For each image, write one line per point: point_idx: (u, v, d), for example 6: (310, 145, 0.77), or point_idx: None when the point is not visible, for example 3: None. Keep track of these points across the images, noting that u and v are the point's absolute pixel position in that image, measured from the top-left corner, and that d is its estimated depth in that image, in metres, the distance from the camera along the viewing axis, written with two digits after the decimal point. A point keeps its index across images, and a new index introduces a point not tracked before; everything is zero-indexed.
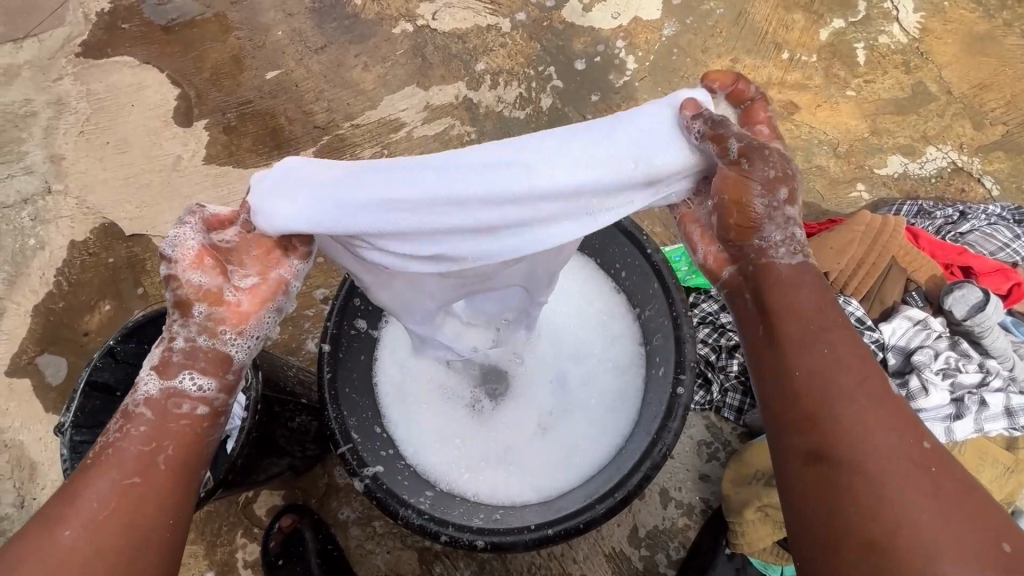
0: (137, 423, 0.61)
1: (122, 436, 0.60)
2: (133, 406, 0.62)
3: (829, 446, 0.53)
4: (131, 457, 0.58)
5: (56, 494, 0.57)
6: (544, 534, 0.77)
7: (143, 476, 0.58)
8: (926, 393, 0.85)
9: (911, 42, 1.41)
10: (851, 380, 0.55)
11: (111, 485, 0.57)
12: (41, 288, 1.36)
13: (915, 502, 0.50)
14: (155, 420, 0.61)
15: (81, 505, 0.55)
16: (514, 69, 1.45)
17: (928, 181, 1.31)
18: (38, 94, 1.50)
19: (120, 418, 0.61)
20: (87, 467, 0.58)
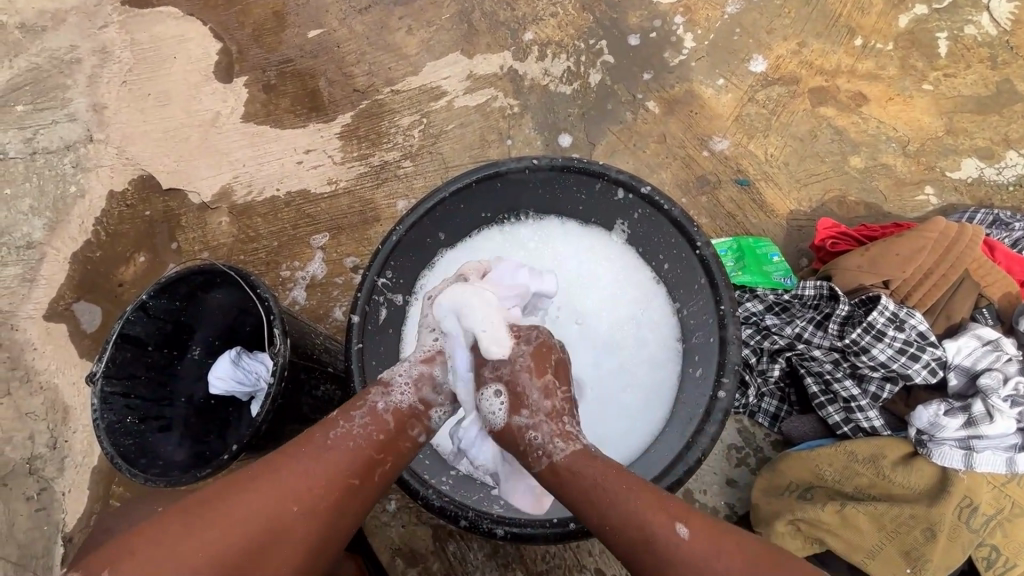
0: (378, 429, 0.70)
1: (365, 436, 0.69)
2: (382, 412, 0.71)
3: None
4: (363, 460, 0.68)
5: (287, 455, 0.67)
6: (566, 528, 0.74)
7: (362, 480, 0.68)
8: (991, 420, 0.79)
9: (1001, 35, 1.28)
10: (629, 537, 0.62)
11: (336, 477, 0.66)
12: (79, 235, 1.37)
13: None
14: (391, 433, 0.71)
15: (303, 486, 0.64)
16: (564, 42, 1.38)
17: (1005, 190, 1.20)
18: (83, 41, 1.50)
19: (366, 415, 0.71)
20: (327, 456, 0.67)
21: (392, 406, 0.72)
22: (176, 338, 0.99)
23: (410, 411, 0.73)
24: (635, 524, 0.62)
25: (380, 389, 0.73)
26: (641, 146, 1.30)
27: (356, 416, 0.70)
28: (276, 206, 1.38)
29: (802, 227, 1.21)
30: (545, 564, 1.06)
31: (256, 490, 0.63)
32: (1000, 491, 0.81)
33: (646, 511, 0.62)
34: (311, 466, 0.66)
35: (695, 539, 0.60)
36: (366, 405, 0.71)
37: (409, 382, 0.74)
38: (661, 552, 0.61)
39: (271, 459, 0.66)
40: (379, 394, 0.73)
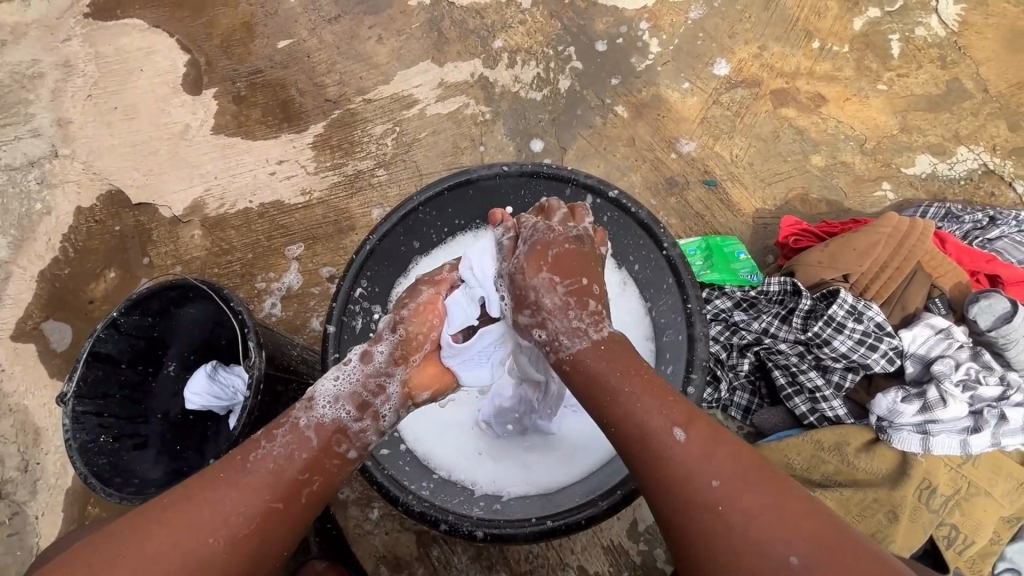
0: (301, 448, 0.68)
1: (287, 456, 0.67)
2: (304, 426, 0.69)
3: (693, 512, 0.57)
4: (286, 482, 0.65)
5: (208, 484, 0.63)
6: (544, 526, 0.76)
7: (286, 504, 0.65)
8: (945, 404, 0.83)
9: (949, 36, 1.34)
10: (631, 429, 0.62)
11: (261, 498, 0.64)
12: (47, 253, 1.35)
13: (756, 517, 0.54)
14: (314, 451, 0.68)
15: (224, 514, 0.61)
16: (533, 48, 1.40)
17: (957, 184, 1.25)
18: (45, 54, 1.48)
19: (288, 432, 0.68)
20: (233, 490, 0.63)
21: (315, 421, 0.70)
22: (150, 354, 0.98)
23: (337, 427, 0.70)
24: (642, 423, 0.62)
25: (304, 404, 0.71)
26: (612, 149, 1.33)
27: (279, 436, 0.68)
28: (249, 217, 1.37)
29: (767, 225, 1.25)
30: (529, 564, 1.07)
31: (170, 522, 0.60)
32: (957, 472, 0.85)
33: (654, 413, 0.62)
34: (230, 495, 0.63)
35: (692, 442, 0.59)
36: (287, 422, 0.69)
37: (330, 400, 0.71)
38: (658, 452, 0.60)
39: (190, 489, 0.63)
40: (304, 409, 0.70)
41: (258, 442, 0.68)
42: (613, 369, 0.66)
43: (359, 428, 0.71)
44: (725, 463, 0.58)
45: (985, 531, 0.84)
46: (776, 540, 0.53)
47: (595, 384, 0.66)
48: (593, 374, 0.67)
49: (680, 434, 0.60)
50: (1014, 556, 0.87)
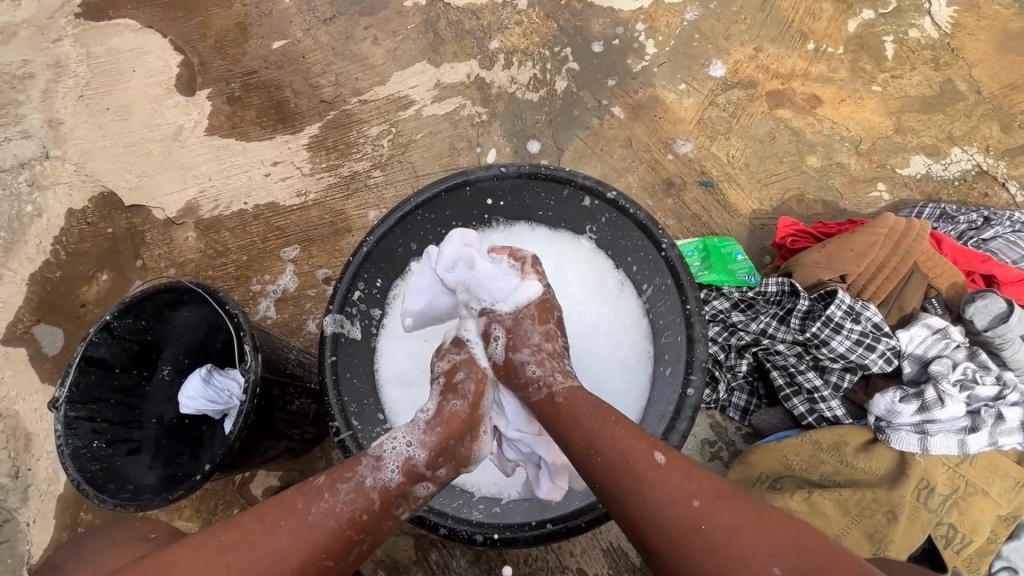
0: (361, 509, 0.68)
1: (347, 515, 0.66)
2: (370, 486, 0.69)
3: (674, 532, 0.59)
4: (342, 540, 0.65)
5: (271, 525, 0.64)
6: (544, 529, 0.76)
7: (336, 563, 0.65)
8: (942, 404, 0.83)
9: (942, 38, 1.35)
10: (615, 458, 0.64)
11: (312, 557, 0.63)
12: (37, 256, 1.33)
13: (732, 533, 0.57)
14: (375, 513, 0.68)
15: (280, 555, 0.62)
16: (529, 49, 1.40)
17: (951, 184, 1.26)
18: (36, 55, 1.46)
19: (351, 490, 0.68)
20: (286, 540, 0.63)
21: (380, 484, 0.70)
22: (143, 358, 0.97)
23: (398, 489, 0.70)
24: (619, 454, 0.65)
25: (371, 462, 0.71)
26: (609, 150, 1.33)
27: (343, 489, 0.68)
28: (244, 219, 1.36)
29: (764, 225, 1.25)
30: (529, 567, 1.06)
31: (224, 561, 0.60)
32: (956, 471, 0.85)
33: (627, 440, 0.65)
34: (290, 536, 0.63)
35: (671, 467, 0.63)
36: (353, 480, 0.69)
37: (400, 464, 0.71)
38: (639, 475, 0.62)
39: (249, 527, 0.63)
40: (369, 469, 0.70)
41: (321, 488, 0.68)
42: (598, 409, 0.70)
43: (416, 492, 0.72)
44: (703, 486, 0.61)
45: (983, 530, 0.85)
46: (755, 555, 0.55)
47: (575, 422, 0.70)
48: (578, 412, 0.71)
49: (659, 458, 0.63)
50: (1010, 555, 0.88)
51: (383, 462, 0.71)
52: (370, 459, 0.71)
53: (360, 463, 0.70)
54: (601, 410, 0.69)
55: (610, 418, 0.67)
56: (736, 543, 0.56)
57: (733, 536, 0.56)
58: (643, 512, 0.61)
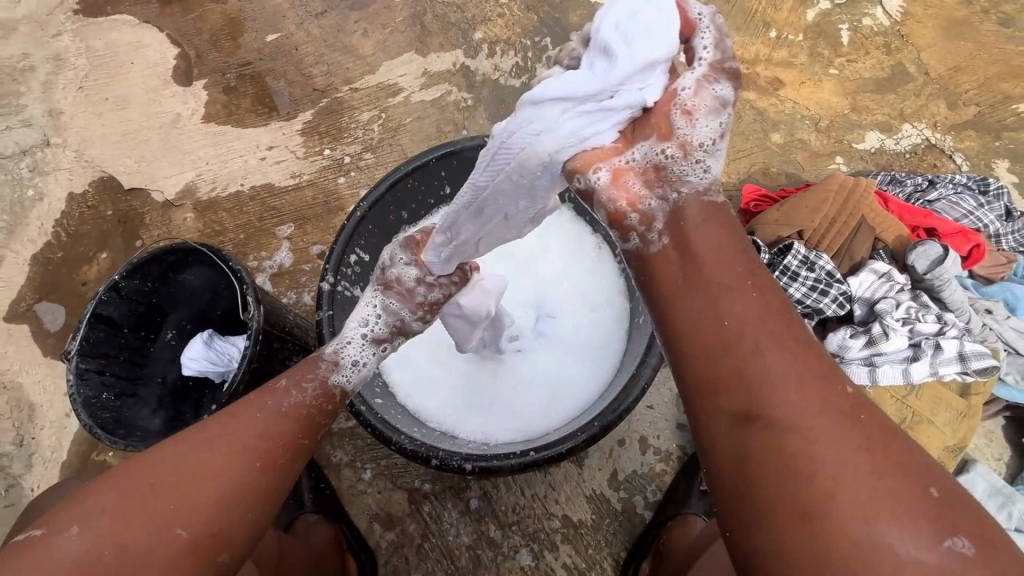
0: (328, 400, 0.74)
1: (317, 404, 0.73)
2: (332, 386, 0.76)
3: (764, 423, 0.52)
4: (313, 420, 0.71)
5: (244, 416, 0.67)
6: (527, 457, 0.82)
7: (315, 439, 0.71)
8: (887, 338, 0.91)
9: (893, 25, 1.46)
10: (719, 326, 0.58)
11: (297, 437, 0.69)
12: (39, 238, 1.38)
13: (838, 443, 0.49)
14: (339, 406, 0.76)
15: (263, 442, 0.65)
16: (511, 39, 1.49)
17: (903, 157, 1.36)
18: (36, 49, 1.52)
19: (317, 386, 0.74)
20: (259, 423, 0.67)
21: (340, 383, 0.77)
22: (148, 320, 1.02)
23: (354, 392, 0.78)
24: (736, 316, 0.57)
25: (330, 363, 0.77)
26: None
27: (308, 387, 0.73)
28: (240, 200, 1.42)
29: (732, 197, 1.34)
30: (517, 516, 1.11)
31: (202, 452, 0.62)
32: (902, 402, 0.93)
33: (747, 306, 0.57)
34: (265, 426, 0.67)
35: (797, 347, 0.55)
36: (317, 377, 0.75)
37: (355, 368, 0.79)
38: (748, 349, 0.55)
39: (222, 421, 0.65)
40: (328, 368, 0.76)
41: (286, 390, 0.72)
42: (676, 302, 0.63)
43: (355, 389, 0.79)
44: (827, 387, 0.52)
45: (929, 455, 0.93)
46: (857, 474, 0.48)
47: (686, 277, 0.62)
48: (690, 270, 0.63)
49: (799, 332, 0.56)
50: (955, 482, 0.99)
51: (342, 364, 0.78)
52: (331, 359, 0.77)
53: (319, 364, 0.76)
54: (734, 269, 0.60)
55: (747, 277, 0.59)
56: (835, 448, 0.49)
57: (836, 443, 0.49)
58: (743, 381, 0.54)
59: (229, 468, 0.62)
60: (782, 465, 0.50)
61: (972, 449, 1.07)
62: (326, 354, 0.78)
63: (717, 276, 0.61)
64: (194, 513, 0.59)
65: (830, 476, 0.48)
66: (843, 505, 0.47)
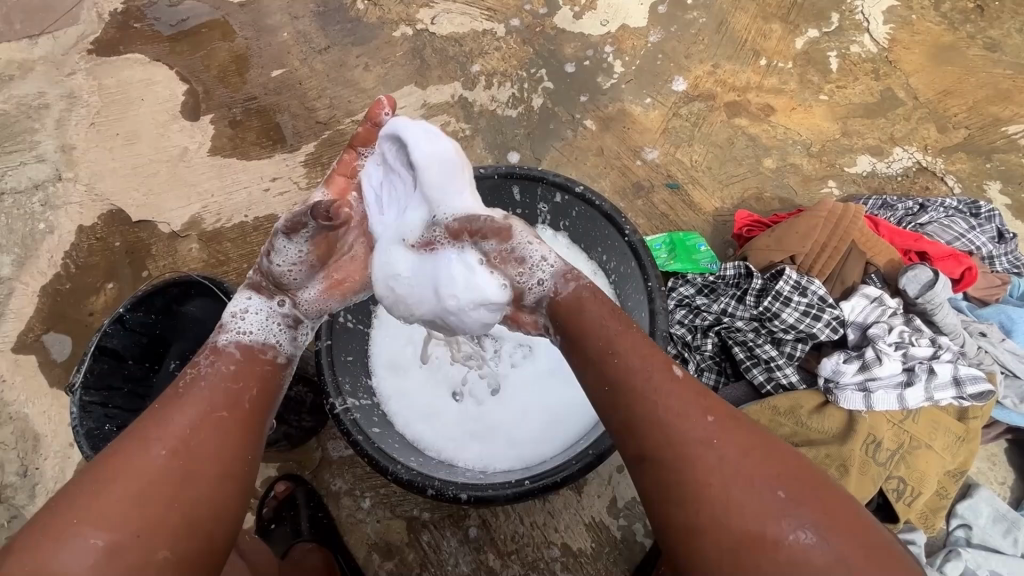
0: (229, 361, 0.74)
1: (217, 370, 0.72)
2: (236, 348, 0.75)
3: (673, 469, 0.59)
4: (223, 393, 0.70)
5: (148, 421, 0.66)
6: (522, 487, 0.82)
7: (230, 411, 0.69)
8: (880, 362, 0.92)
9: (881, 52, 1.49)
10: (621, 380, 0.65)
11: (204, 412, 0.67)
12: (49, 269, 1.41)
13: (725, 470, 0.57)
14: (248, 364, 0.75)
15: (166, 430, 0.65)
16: (507, 71, 1.53)
17: (895, 180, 1.37)
18: (52, 88, 1.58)
19: (211, 355, 0.74)
20: (158, 419, 0.65)
21: (238, 340, 0.76)
22: (152, 351, 1.04)
23: (258, 343, 0.78)
24: (632, 368, 0.65)
25: (222, 329, 0.77)
26: (582, 159, 1.44)
27: (202, 358, 0.73)
28: (244, 231, 1.45)
29: (726, 222, 1.36)
30: (516, 545, 1.10)
31: (100, 474, 0.61)
32: (900, 427, 0.92)
33: (636, 359, 0.66)
34: (173, 419, 0.66)
35: (686, 386, 0.63)
36: (210, 347, 0.75)
37: (255, 327, 0.78)
38: (645, 402, 0.63)
39: (124, 432, 0.65)
40: (223, 334, 0.77)
41: (187, 372, 0.72)
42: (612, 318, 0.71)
43: (266, 349, 0.78)
44: (716, 412, 0.61)
45: (930, 481, 0.92)
46: (755, 494, 0.56)
47: (582, 333, 0.70)
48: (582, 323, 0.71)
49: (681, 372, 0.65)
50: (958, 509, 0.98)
51: (236, 328, 0.77)
52: (223, 326, 0.77)
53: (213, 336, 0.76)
54: (628, 336, 0.68)
55: (631, 343, 0.67)
56: (730, 477, 0.57)
57: (728, 470, 0.57)
58: (648, 424, 0.62)
59: (136, 468, 0.61)
60: (700, 513, 0.56)
61: (977, 473, 1.05)
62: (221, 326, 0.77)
63: (599, 340, 0.69)
64: (110, 519, 0.58)
65: (736, 508, 0.55)
66: (749, 527, 0.54)
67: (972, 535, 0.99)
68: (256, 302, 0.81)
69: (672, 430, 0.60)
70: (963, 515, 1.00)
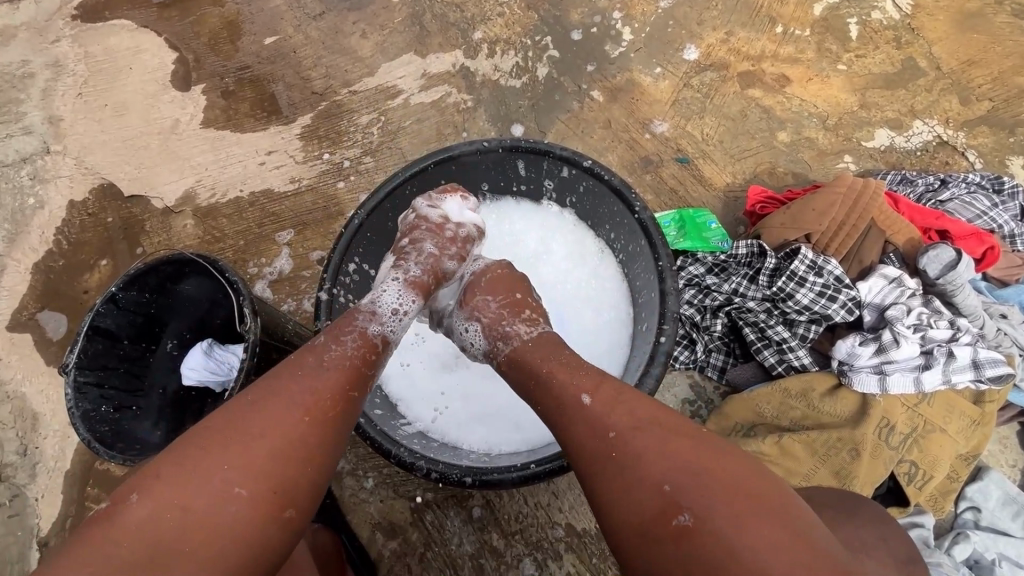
0: (370, 349, 0.72)
1: (358, 353, 0.71)
2: (371, 336, 0.73)
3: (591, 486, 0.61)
4: (355, 367, 0.69)
5: (281, 382, 0.65)
6: (528, 470, 0.81)
7: (360, 390, 0.68)
8: (897, 345, 0.89)
9: (903, 18, 1.42)
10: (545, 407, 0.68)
11: (339, 385, 0.67)
12: (40, 246, 1.38)
13: (634, 485, 0.57)
14: (379, 357, 0.73)
15: (298, 396, 0.64)
16: (511, 39, 1.46)
17: (914, 155, 1.32)
18: (36, 55, 1.52)
19: (357, 338, 0.72)
20: (291, 383, 0.65)
21: (380, 331, 0.75)
22: (147, 330, 1.01)
23: (395, 340, 0.76)
24: (552, 391, 0.68)
25: (367, 313, 0.75)
26: (589, 132, 1.39)
27: (348, 340, 0.71)
28: (240, 206, 1.41)
29: (738, 198, 1.31)
30: (520, 525, 1.10)
31: (233, 432, 0.60)
32: (914, 411, 0.90)
33: (563, 385, 0.67)
34: (300, 385, 0.65)
35: (597, 402, 0.64)
36: (354, 329, 0.73)
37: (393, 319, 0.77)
38: (566, 425, 0.65)
39: (259, 387, 0.65)
40: (367, 316, 0.75)
41: (324, 346, 0.70)
42: (542, 350, 0.73)
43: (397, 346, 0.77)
44: (625, 425, 0.61)
45: (943, 465, 0.91)
46: (656, 504, 0.56)
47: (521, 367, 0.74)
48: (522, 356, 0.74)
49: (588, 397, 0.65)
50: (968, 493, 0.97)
51: (378, 316, 0.76)
52: (368, 308, 0.76)
53: (356, 317, 0.74)
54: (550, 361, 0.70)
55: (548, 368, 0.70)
56: (631, 488, 0.57)
57: (630, 482, 0.58)
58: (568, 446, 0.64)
59: (277, 428, 0.61)
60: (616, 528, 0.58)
61: (988, 456, 1.04)
62: (362, 306, 0.76)
63: (528, 373, 0.72)
64: (242, 478, 0.58)
65: (640, 520, 0.56)
66: (658, 540, 0.55)
67: (981, 518, 0.97)
68: (414, 304, 0.80)
69: (582, 451, 0.62)
70: (972, 498, 0.99)
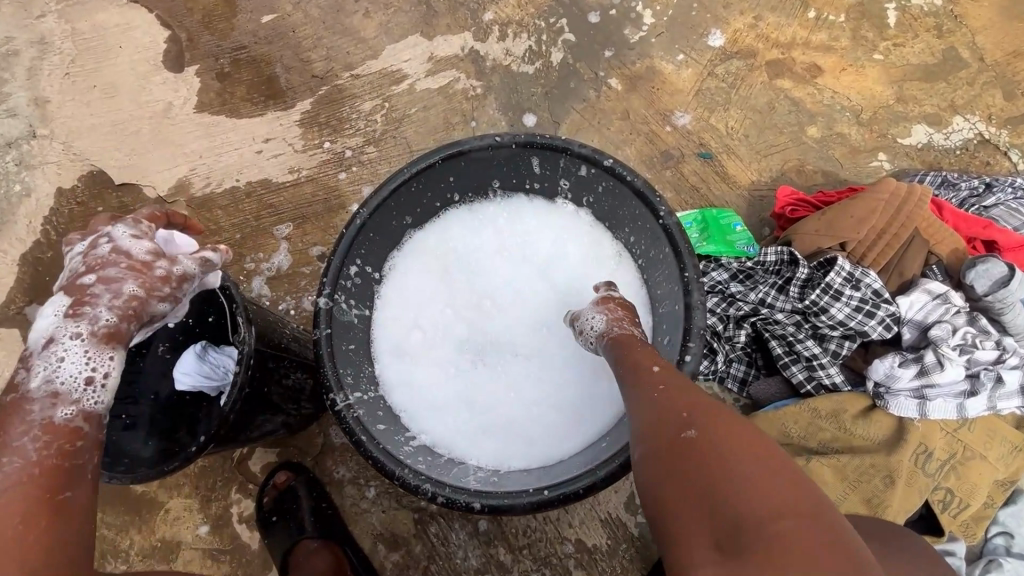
0: (71, 436, 0.58)
1: (51, 444, 0.56)
2: (62, 423, 0.58)
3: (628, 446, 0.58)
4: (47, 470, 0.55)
5: None
6: (541, 497, 0.75)
7: (69, 494, 0.56)
8: (942, 369, 0.83)
9: (946, 5, 1.32)
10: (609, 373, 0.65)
11: (31, 502, 0.53)
12: (27, 236, 1.31)
13: (661, 447, 0.54)
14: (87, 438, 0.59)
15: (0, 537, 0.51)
16: (524, 21, 1.37)
17: (953, 153, 1.24)
18: (20, 32, 1.43)
19: (40, 435, 0.56)
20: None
21: (70, 412, 0.58)
22: (136, 336, 0.95)
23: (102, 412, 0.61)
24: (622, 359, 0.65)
25: (44, 399, 0.57)
26: (606, 123, 1.31)
27: (26, 440, 0.56)
28: (236, 197, 1.34)
29: (763, 198, 1.24)
30: (527, 539, 1.06)
31: None
32: (953, 437, 0.85)
33: (632, 354, 0.64)
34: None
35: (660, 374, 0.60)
36: (26, 422, 0.56)
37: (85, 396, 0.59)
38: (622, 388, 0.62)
39: None
40: (45, 406, 0.57)
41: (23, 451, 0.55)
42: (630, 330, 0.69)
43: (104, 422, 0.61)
44: (675, 397, 0.57)
45: (980, 493, 0.86)
46: (678, 472, 0.51)
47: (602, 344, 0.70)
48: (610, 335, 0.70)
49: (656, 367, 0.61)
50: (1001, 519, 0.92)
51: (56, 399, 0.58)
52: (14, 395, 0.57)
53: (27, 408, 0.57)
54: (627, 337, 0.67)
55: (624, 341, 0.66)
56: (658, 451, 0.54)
57: (659, 445, 0.54)
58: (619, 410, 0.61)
59: None
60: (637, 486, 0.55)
61: None
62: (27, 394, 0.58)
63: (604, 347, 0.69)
64: None
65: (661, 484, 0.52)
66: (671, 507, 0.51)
67: (1013, 544, 0.93)
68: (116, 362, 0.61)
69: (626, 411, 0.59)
70: (1004, 522, 0.94)
